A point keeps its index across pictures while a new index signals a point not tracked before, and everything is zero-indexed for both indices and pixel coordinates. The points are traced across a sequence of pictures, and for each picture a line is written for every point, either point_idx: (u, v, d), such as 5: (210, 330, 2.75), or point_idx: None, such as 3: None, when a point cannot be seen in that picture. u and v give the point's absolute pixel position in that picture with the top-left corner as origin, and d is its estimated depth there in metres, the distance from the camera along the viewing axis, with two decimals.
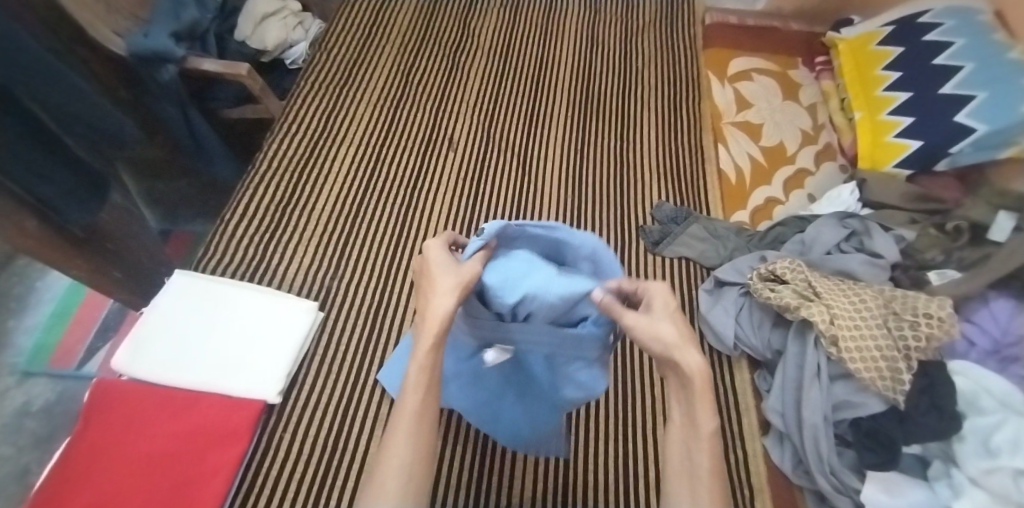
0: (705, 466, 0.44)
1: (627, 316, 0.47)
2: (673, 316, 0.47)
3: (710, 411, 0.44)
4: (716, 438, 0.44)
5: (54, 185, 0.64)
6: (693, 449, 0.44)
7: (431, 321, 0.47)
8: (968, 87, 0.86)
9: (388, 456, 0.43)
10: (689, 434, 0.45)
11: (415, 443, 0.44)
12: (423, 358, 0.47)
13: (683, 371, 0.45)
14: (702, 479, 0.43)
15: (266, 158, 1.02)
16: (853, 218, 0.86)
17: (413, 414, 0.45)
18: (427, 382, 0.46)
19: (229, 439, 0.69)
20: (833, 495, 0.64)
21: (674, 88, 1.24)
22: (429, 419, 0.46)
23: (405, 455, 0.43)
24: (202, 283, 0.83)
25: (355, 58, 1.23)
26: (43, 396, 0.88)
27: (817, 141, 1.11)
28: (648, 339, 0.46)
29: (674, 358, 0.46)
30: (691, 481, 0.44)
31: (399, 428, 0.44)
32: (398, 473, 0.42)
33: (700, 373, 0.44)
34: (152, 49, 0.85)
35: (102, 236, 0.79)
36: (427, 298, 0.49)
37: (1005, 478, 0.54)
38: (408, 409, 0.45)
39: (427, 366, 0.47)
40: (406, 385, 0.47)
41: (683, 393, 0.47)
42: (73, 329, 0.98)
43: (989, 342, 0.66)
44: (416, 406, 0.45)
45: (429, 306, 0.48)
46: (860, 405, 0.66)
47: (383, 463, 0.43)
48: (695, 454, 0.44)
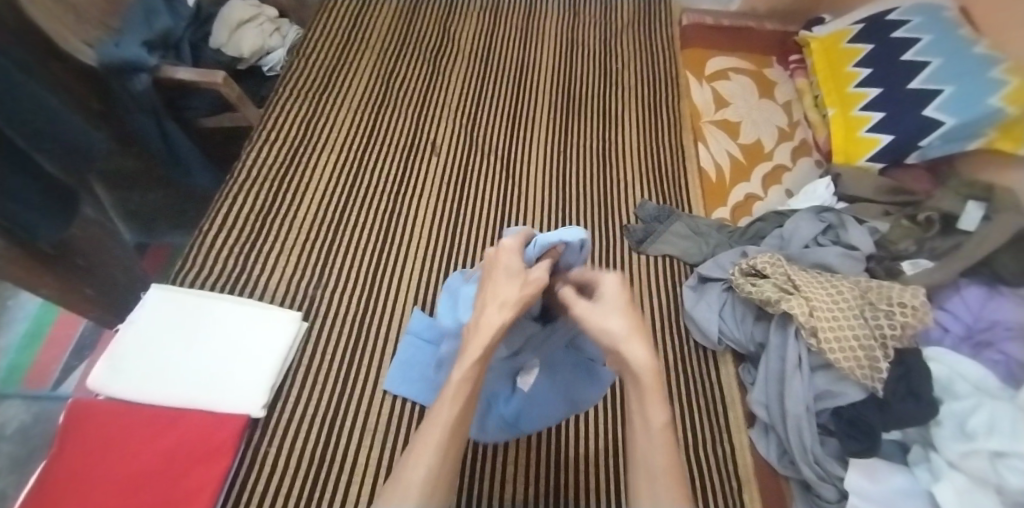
0: (660, 463, 0.43)
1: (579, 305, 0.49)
2: (622, 309, 0.47)
3: (660, 404, 0.43)
4: (668, 431, 0.44)
5: (23, 202, 0.62)
6: (648, 445, 0.44)
7: (482, 333, 0.46)
8: (935, 82, 0.89)
9: (416, 463, 0.42)
10: (643, 432, 0.44)
11: (443, 454, 0.43)
12: (469, 366, 0.45)
13: (631, 366, 0.44)
14: (662, 478, 0.43)
15: (246, 167, 1.01)
16: (829, 212, 0.88)
17: (447, 426, 0.43)
18: (466, 394, 0.45)
19: (213, 455, 0.68)
20: (817, 484, 0.66)
21: (655, 88, 1.26)
22: (461, 435, 0.44)
23: (430, 465, 0.42)
24: (181, 297, 0.82)
25: (335, 64, 1.22)
26: (18, 419, 0.85)
27: (793, 138, 1.13)
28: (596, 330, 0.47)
29: (620, 352, 0.45)
30: (649, 476, 0.43)
31: (432, 436, 0.43)
32: (421, 482, 0.42)
33: (647, 368, 0.43)
34: (126, 59, 0.84)
35: (73, 252, 0.77)
36: (483, 306, 0.48)
37: (981, 461, 0.56)
38: (443, 418, 0.44)
39: (469, 377, 0.45)
40: (445, 396, 0.45)
41: (630, 388, 0.45)
42: (48, 348, 0.96)
43: (963, 327, 0.68)
44: (452, 419, 0.44)
45: (483, 316, 0.47)
46: (840, 394, 0.67)
47: (411, 470, 0.42)
48: (652, 450, 0.43)
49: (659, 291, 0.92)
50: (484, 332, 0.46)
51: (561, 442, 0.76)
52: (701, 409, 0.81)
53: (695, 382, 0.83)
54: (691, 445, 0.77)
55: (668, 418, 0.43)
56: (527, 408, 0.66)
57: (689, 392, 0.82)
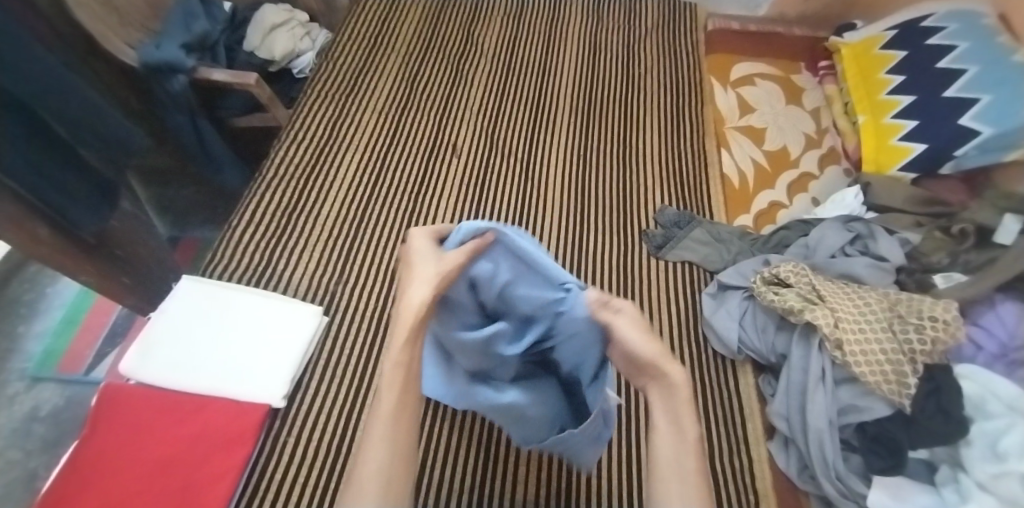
0: (693, 468, 0.43)
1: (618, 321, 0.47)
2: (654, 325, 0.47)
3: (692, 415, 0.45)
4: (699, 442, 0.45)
5: (66, 194, 0.66)
6: (680, 451, 0.44)
7: (407, 312, 0.48)
8: (972, 90, 0.86)
9: (368, 456, 0.42)
10: (673, 439, 0.45)
11: (392, 445, 0.43)
12: (398, 353, 0.47)
13: (671, 384, 0.46)
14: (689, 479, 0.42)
15: (274, 165, 1.04)
16: (858, 221, 0.86)
17: (388, 414, 0.44)
18: (402, 378, 0.46)
19: (236, 441, 0.70)
20: (839, 500, 0.64)
21: (677, 92, 1.25)
22: (407, 419, 0.45)
23: (381, 458, 0.42)
24: (208, 287, 0.84)
25: (362, 66, 1.25)
26: (51, 401, 0.90)
27: (820, 145, 1.11)
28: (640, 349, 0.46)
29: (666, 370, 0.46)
30: (681, 478, 0.42)
31: (377, 426, 0.44)
32: (376, 475, 0.41)
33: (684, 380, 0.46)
34: (165, 60, 0.88)
35: (112, 242, 0.81)
36: (405, 288, 0.50)
37: (1012, 483, 0.53)
38: (384, 406, 0.45)
39: (401, 361, 0.47)
40: (382, 383, 0.46)
41: (658, 400, 0.47)
42: (83, 334, 0.99)
43: (997, 346, 0.65)
44: (391, 407, 0.45)
45: (407, 294, 0.49)
46: (865, 409, 0.65)
47: (361, 467, 0.42)
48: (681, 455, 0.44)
49: (678, 297, 0.91)
50: (408, 314, 0.48)
51: None
52: (719, 419, 0.79)
53: (713, 390, 0.82)
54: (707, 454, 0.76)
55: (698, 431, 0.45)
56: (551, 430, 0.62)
57: (706, 400, 0.81)
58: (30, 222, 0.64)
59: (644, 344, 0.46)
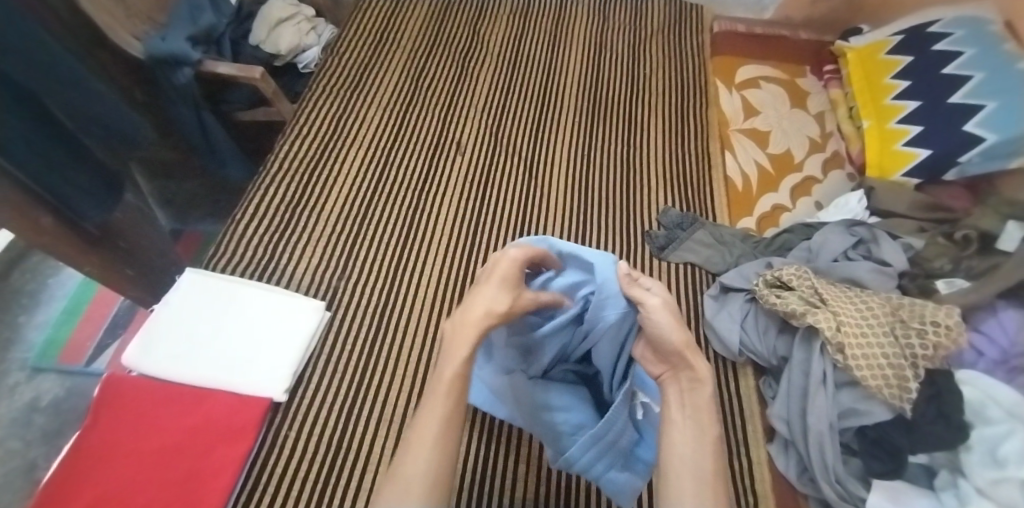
0: (708, 466, 0.43)
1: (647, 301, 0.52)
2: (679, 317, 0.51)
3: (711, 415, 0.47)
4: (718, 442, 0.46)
5: (70, 185, 0.66)
6: (696, 446, 0.45)
7: (469, 328, 0.50)
8: (978, 96, 0.86)
9: (416, 456, 0.43)
10: (691, 430, 0.46)
11: (439, 447, 0.44)
12: (459, 364, 0.49)
13: (696, 376, 0.49)
14: (704, 469, 0.43)
15: (278, 159, 1.04)
16: (861, 226, 0.86)
17: (441, 420, 0.45)
18: (459, 388, 0.48)
19: (238, 434, 0.70)
20: (838, 503, 0.64)
21: (682, 94, 1.25)
22: (455, 426, 0.46)
23: (430, 459, 0.43)
24: (211, 280, 0.84)
25: (367, 62, 1.25)
26: (52, 392, 0.90)
27: (824, 149, 1.11)
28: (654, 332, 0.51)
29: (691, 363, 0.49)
30: (695, 477, 0.42)
31: (428, 429, 0.45)
32: (422, 478, 0.42)
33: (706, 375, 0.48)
34: (169, 52, 0.88)
35: (114, 234, 0.81)
36: (471, 304, 0.52)
37: (1011, 489, 0.54)
38: (437, 411, 0.46)
39: (461, 371, 0.48)
40: (440, 385, 0.48)
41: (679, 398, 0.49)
42: (84, 325, 0.99)
43: (998, 352, 0.65)
44: (444, 412, 0.46)
45: (471, 313, 0.51)
46: (866, 413, 0.65)
47: (406, 465, 0.43)
48: (697, 451, 0.44)
49: (680, 298, 0.91)
50: (467, 329, 0.50)
51: None
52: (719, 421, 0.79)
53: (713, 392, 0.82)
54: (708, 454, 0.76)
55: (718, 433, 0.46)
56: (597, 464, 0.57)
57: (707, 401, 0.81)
58: (32, 213, 0.64)
59: (674, 332, 0.50)
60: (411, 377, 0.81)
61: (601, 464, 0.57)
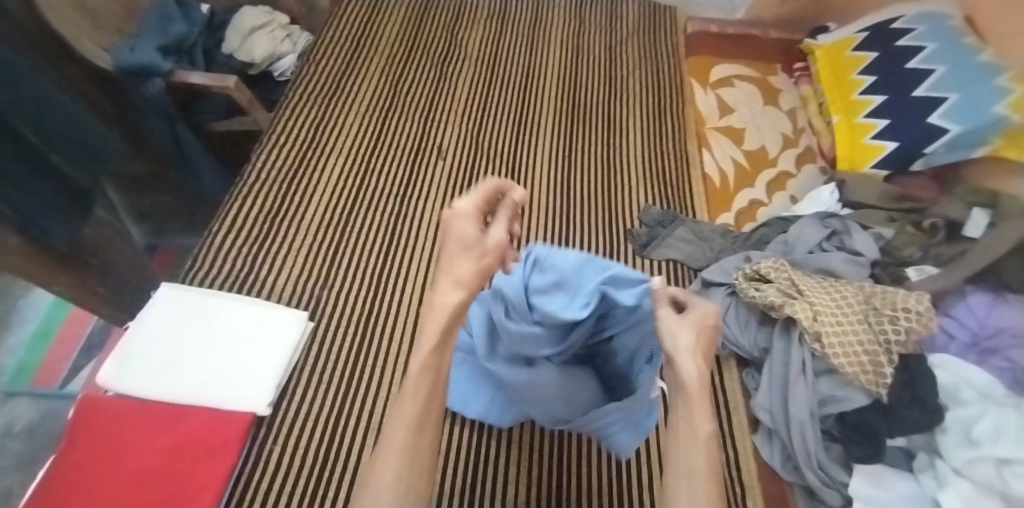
0: (702, 466, 0.45)
1: (663, 313, 0.54)
2: (694, 326, 0.53)
3: (706, 413, 0.48)
4: (710, 440, 0.47)
5: (40, 202, 0.65)
6: (691, 448, 0.46)
7: (438, 313, 0.51)
8: (939, 89, 0.89)
9: (385, 466, 0.44)
10: (685, 435, 0.47)
11: (412, 454, 0.44)
12: (424, 358, 0.49)
13: (683, 385, 0.50)
14: (700, 475, 0.44)
15: (257, 169, 1.03)
16: (834, 218, 0.88)
17: (411, 426, 0.46)
18: (425, 390, 0.48)
19: (221, 451, 0.69)
20: (822, 489, 0.65)
21: (658, 94, 1.27)
22: (427, 429, 0.47)
23: (400, 466, 0.44)
24: (188, 294, 0.83)
25: (344, 68, 1.24)
26: (26, 417, 0.87)
27: (797, 144, 1.14)
28: (668, 336, 0.53)
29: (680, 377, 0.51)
30: (689, 477, 0.44)
31: (398, 434, 0.45)
32: (392, 485, 0.43)
33: (694, 380, 0.50)
34: (142, 63, 0.90)
35: (87, 251, 0.79)
36: (437, 285, 0.53)
37: (987, 468, 0.56)
38: (406, 414, 0.46)
39: (428, 367, 0.49)
40: (406, 390, 0.48)
41: (677, 403, 0.50)
42: (57, 348, 0.96)
43: (968, 335, 0.68)
44: (412, 419, 0.46)
45: (437, 298, 0.52)
46: (844, 399, 0.67)
47: (377, 475, 0.43)
48: (692, 451, 0.46)
49: None
50: (437, 317, 0.51)
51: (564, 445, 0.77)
52: None
53: None
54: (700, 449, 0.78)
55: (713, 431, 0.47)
56: (611, 425, 0.63)
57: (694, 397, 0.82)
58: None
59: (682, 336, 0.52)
60: (397, 384, 0.81)
61: (614, 427, 0.63)
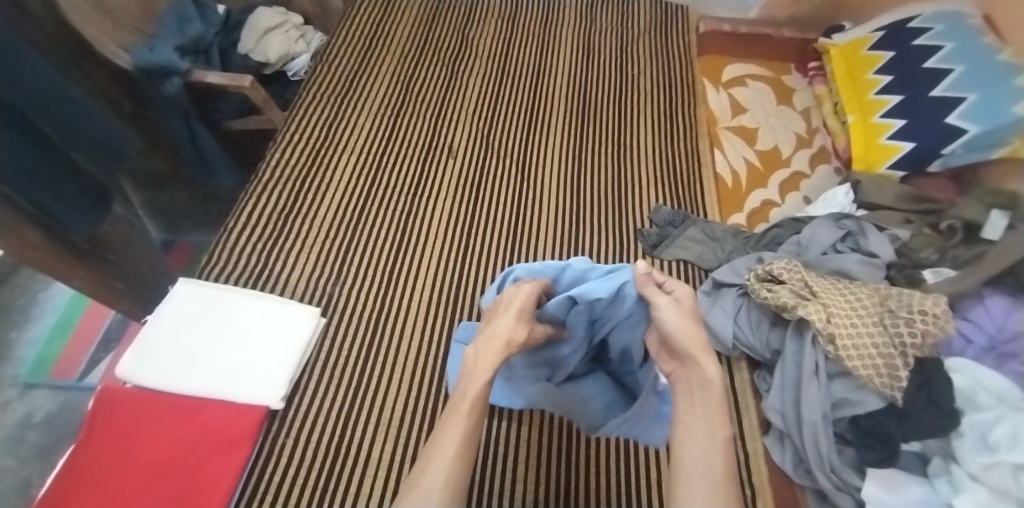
0: (718, 466, 0.49)
1: (660, 300, 0.60)
2: (693, 316, 0.59)
3: (723, 417, 0.52)
4: (727, 444, 0.51)
5: (60, 199, 0.66)
6: (707, 450, 0.49)
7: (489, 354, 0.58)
8: (957, 89, 0.88)
9: (433, 470, 0.48)
10: (703, 437, 0.51)
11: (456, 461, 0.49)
12: (479, 386, 0.55)
13: (705, 391, 0.54)
14: (715, 475, 0.48)
15: (270, 167, 1.04)
16: (849, 219, 0.87)
17: (458, 441, 0.50)
18: (476, 409, 0.54)
19: (235, 444, 0.70)
20: (835, 494, 0.65)
21: (670, 94, 1.26)
22: (471, 443, 0.51)
23: (447, 470, 0.48)
24: (205, 289, 0.84)
25: (357, 68, 1.25)
26: (45, 408, 0.89)
27: (811, 144, 1.12)
28: (671, 325, 0.58)
29: (701, 377, 0.55)
30: (704, 477, 0.47)
31: (448, 442, 0.50)
32: (442, 486, 0.47)
33: (713, 384, 0.54)
34: (158, 63, 0.89)
35: (104, 246, 0.81)
36: (489, 332, 0.60)
37: (1003, 473, 0.55)
38: (456, 428, 0.52)
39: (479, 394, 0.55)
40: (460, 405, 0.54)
41: (696, 403, 0.54)
42: (76, 341, 0.98)
43: (986, 339, 0.67)
44: (460, 435, 0.51)
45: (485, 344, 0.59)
46: (859, 402, 0.66)
47: (427, 477, 0.48)
48: (709, 453, 0.49)
49: None
50: (488, 356, 0.58)
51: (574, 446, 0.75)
52: None
53: None
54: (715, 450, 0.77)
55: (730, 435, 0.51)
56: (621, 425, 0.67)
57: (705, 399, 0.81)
58: (20, 226, 0.64)
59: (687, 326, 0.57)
60: (407, 381, 0.81)
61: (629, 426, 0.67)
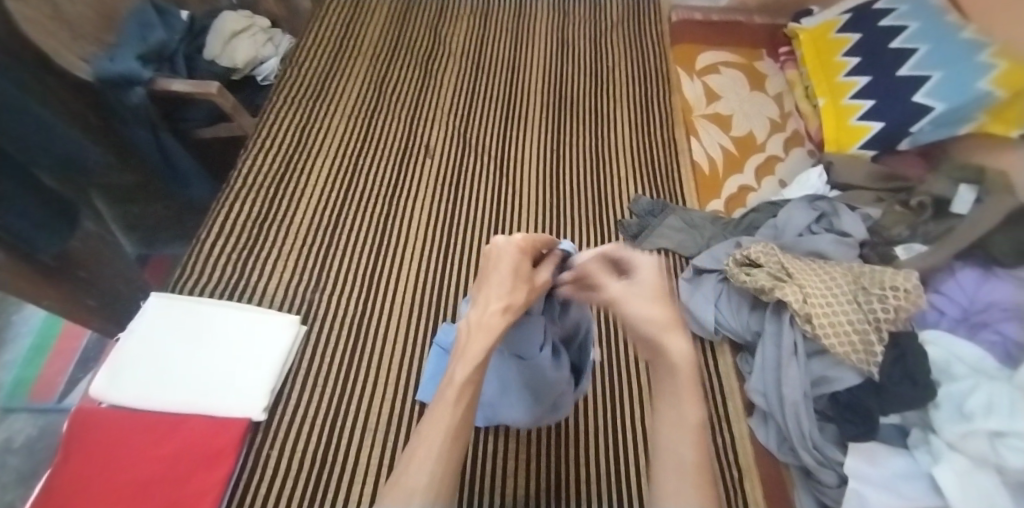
0: (689, 455, 0.40)
1: (613, 285, 0.54)
2: (660, 299, 0.50)
3: (694, 398, 0.43)
4: (702, 428, 0.42)
5: (26, 218, 0.64)
6: (678, 438, 0.41)
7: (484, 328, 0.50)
8: (923, 68, 0.90)
9: (418, 466, 0.40)
10: (673, 422, 0.42)
11: (445, 459, 0.41)
12: (470, 369, 0.47)
13: (671, 365, 0.45)
14: (690, 466, 0.39)
15: (242, 175, 1.02)
16: (823, 200, 0.88)
17: (448, 429, 0.42)
18: (467, 397, 0.45)
19: (217, 458, 0.69)
20: (817, 470, 0.65)
21: (645, 84, 1.27)
22: (462, 436, 0.43)
23: (431, 469, 0.40)
24: (179, 303, 0.83)
25: (328, 70, 1.23)
26: (24, 432, 0.86)
27: (785, 128, 1.14)
28: (631, 308, 0.50)
29: (663, 351, 0.46)
30: (678, 467, 0.39)
31: (433, 437, 0.42)
32: (427, 484, 0.39)
33: (682, 359, 0.44)
34: (121, 72, 0.85)
35: (74, 264, 0.79)
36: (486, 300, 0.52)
37: (980, 441, 0.56)
38: (442, 422, 0.43)
39: (472, 378, 0.47)
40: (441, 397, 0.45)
41: (665, 388, 0.45)
42: (54, 359, 0.96)
43: (958, 310, 0.68)
44: (453, 420, 0.43)
45: (483, 314, 0.52)
46: (836, 379, 0.68)
47: (412, 475, 0.39)
48: (680, 442, 0.40)
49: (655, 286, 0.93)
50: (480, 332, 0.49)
51: (561, 437, 0.77)
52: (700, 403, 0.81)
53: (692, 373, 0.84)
54: None
55: (702, 414, 0.42)
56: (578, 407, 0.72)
57: None
58: None
59: (651, 307, 0.49)
60: (394, 383, 0.81)
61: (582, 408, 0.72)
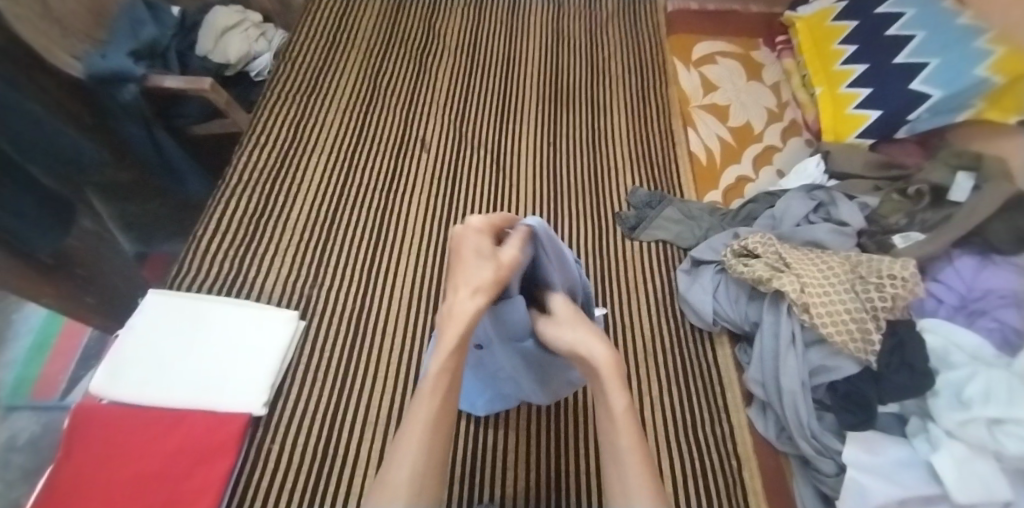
0: (630, 444, 0.47)
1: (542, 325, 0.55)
2: (578, 320, 0.54)
3: (617, 388, 0.49)
4: (629, 414, 0.49)
5: (20, 216, 0.64)
6: (614, 433, 0.48)
7: (457, 318, 0.50)
8: (920, 55, 0.90)
9: (397, 464, 0.43)
10: (606, 419, 0.49)
11: (427, 449, 0.44)
12: (442, 360, 0.49)
13: (595, 367, 0.51)
14: (627, 460, 0.46)
15: (237, 171, 1.02)
16: (820, 190, 0.88)
17: (427, 422, 0.45)
18: (443, 386, 0.48)
19: (219, 452, 0.69)
20: (816, 458, 0.66)
21: (641, 74, 1.26)
22: (444, 424, 0.47)
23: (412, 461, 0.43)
24: (177, 300, 0.82)
25: (322, 65, 1.22)
26: (27, 430, 0.83)
27: (782, 118, 1.13)
28: (559, 341, 0.54)
29: (587, 358, 0.52)
30: (617, 460, 0.47)
31: (415, 433, 0.45)
32: (408, 482, 0.42)
33: (605, 363, 0.51)
34: (113, 69, 0.87)
35: (72, 262, 0.78)
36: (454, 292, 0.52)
37: (980, 428, 0.56)
38: (421, 415, 0.46)
39: (445, 368, 0.49)
40: (423, 392, 0.48)
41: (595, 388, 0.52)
42: (56, 359, 0.91)
43: (957, 298, 0.69)
44: (430, 413, 0.46)
45: (454, 305, 0.51)
46: (835, 368, 0.68)
47: (395, 471, 0.42)
48: (615, 433, 0.48)
49: (654, 276, 0.93)
50: (455, 318, 0.50)
51: (561, 427, 0.77)
52: (700, 393, 0.81)
53: (692, 364, 0.84)
54: (693, 424, 0.78)
55: (626, 402, 0.49)
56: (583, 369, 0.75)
57: (689, 375, 0.83)
58: None
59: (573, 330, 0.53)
60: (394, 376, 0.81)
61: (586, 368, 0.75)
